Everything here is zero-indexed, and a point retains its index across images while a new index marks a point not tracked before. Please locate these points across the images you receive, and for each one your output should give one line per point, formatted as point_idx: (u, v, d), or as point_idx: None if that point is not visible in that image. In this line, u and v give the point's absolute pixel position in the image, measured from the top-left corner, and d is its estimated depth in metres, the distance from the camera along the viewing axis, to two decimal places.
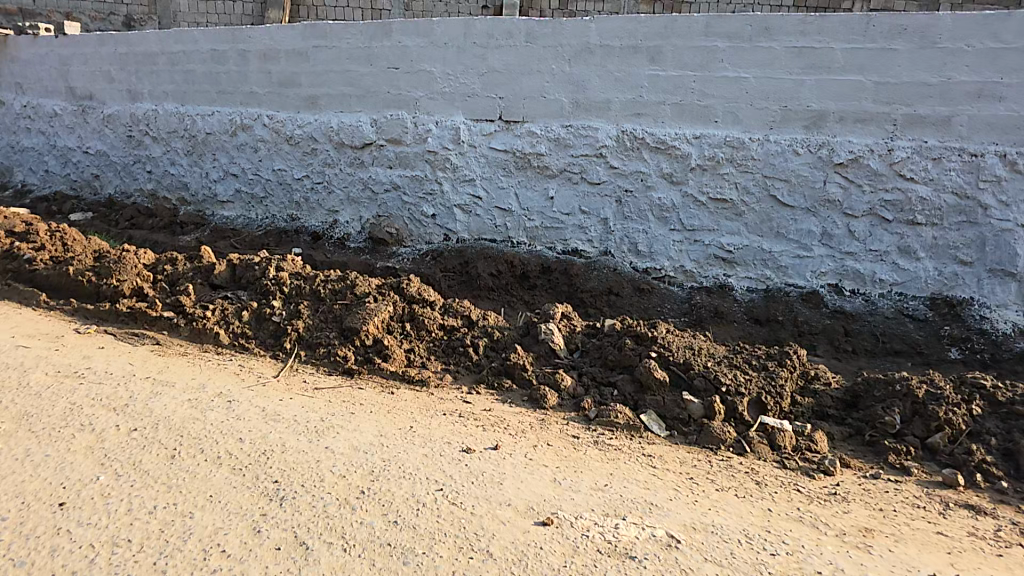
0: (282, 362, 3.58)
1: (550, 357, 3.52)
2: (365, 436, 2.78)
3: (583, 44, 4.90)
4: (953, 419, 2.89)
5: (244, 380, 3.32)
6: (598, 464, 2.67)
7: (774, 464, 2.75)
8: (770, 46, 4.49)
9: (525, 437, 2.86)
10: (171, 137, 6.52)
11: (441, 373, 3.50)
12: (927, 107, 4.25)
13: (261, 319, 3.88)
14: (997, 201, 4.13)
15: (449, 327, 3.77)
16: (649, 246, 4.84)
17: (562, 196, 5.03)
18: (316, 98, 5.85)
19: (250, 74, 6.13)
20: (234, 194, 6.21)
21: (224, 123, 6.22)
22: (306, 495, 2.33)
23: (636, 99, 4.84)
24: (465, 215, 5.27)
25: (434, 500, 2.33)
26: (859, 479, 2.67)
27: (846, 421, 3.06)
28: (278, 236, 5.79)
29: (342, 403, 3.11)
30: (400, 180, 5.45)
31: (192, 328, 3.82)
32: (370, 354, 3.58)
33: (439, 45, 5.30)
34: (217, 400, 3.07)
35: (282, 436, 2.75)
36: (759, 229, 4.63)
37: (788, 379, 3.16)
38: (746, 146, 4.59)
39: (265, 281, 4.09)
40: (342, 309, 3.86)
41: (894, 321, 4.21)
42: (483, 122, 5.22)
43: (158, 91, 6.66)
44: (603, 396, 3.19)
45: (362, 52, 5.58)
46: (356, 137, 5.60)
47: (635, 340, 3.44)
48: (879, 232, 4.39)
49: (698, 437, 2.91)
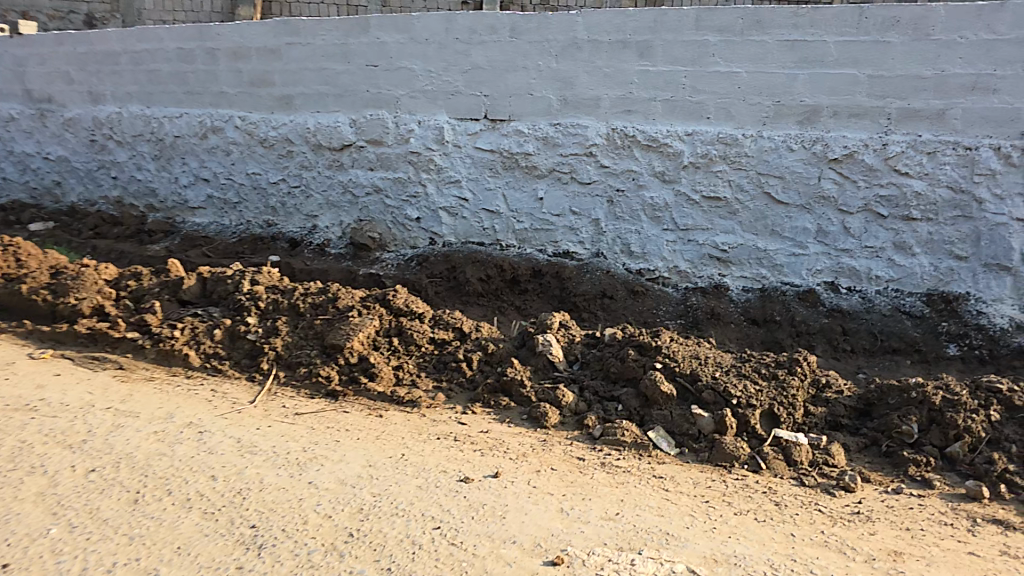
0: (261, 384, 3.35)
1: (548, 371, 3.33)
2: (352, 467, 2.59)
3: (569, 40, 4.71)
4: (972, 426, 2.69)
5: (218, 407, 3.09)
6: (605, 489, 2.48)
7: (791, 482, 2.57)
8: (762, 39, 4.35)
9: (526, 461, 2.67)
10: (137, 142, 6.22)
11: (434, 392, 3.30)
12: (922, 100, 4.14)
13: (236, 337, 3.64)
14: (993, 195, 4.03)
15: (440, 340, 3.57)
16: (641, 247, 4.64)
17: (552, 197, 4.83)
18: (289, 98, 5.59)
19: (220, 73, 5.83)
20: (206, 200, 5.91)
21: (193, 126, 5.93)
22: (288, 541, 2.14)
23: (626, 96, 4.66)
24: (450, 217, 5.05)
25: (431, 541, 2.14)
26: (881, 495, 2.49)
27: (861, 431, 2.87)
28: (253, 243, 5.50)
29: (327, 429, 2.90)
30: (382, 183, 5.22)
31: (158, 350, 3.57)
32: (356, 373, 3.37)
33: (419, 41, 5.08)
34: (187, 431, 2.85)
35: (260, 472, 2.54)
36: (754, 227, 4.46)
37: (801, 388, 2.98)
38: (739, 143, 4.44)
39: (239, 296, 3.84)
40: (324, 324, 3.62)
41: (891, 319, 4.07)
42: (466, 122, 5.02)
43: (122, 92, 6.33)
44: (607, 412, 3.02)
45: (338, 49, 5.33)
46: (334, 138, 5.35)
47: (638, 350, 3.24)
48: (875, 228, 4.25)
49: (710, 454, 2.74)
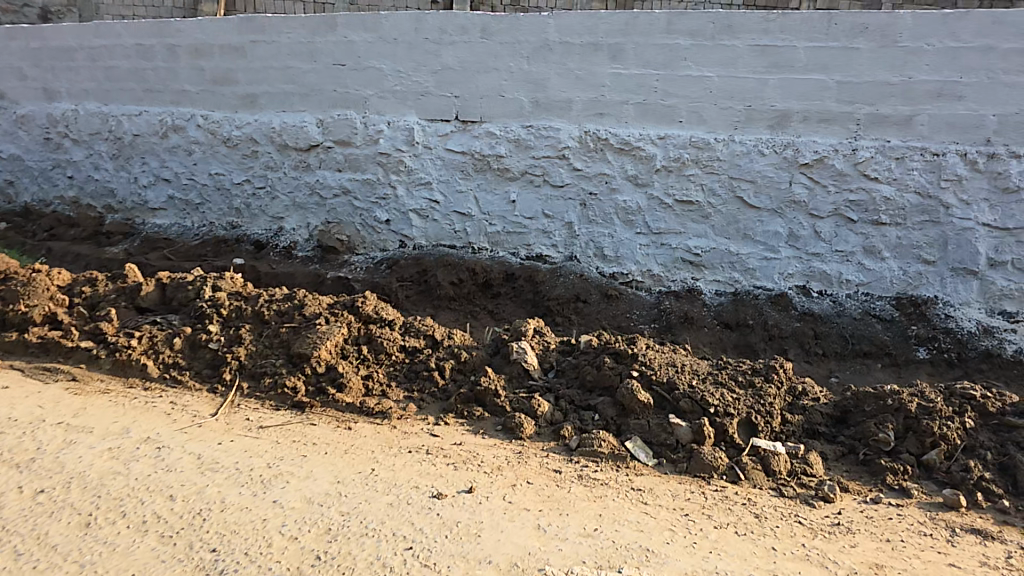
0: (222, 396, 3.20)
1: (523, 379, 3.24)
2: (319, 484, 2.47)
3: (541, 41, 4.65)
4: (948, 434, 2.70)
5: (177, 421, 2.94)
6: (584, 503, 2.41)
7: (771, 492, 2.53)
8: (733, 44, 4.34)
9: (501, 475, 2.58)
10: (94, 140, 5.96)
11: (405, 402, 3.19)
12: (890, 106, 4.18)
13: (196, 346, 3.47)
14: (959, 201, 4.09)
15: (411, 349, 3.46)
16: (614, 250, 4.59)
17: (524, 200, 4.76)
18: (253, 98, 5.42)
19: (181, 70, 5.61)
20: (166, 200, 5.69)
21: (153, 124, 5.71)
22: (251, 567, 2.02)
23: (598, 99, 4.62)
24: (420, 220, 4.94)
25: (402, 563, 2.04)
26: (860, 506, 2.46)
27: (837, 439, 2.85)
28: (216, 245, 5.30)
29: (292, 443, 2.78)
30: (350, 184, 5.08)
31: (114, 360, 3.39)
32: (324, 383, 3.24)
33: (387, 40, 4.95)
34: (143, 447, 2.70)
35: (221, 491, 2.41)
36: (726, 231, 4.45)
37: (777, 396, 2.96)
38: (711, 147, 4.43)
39: (200, 303, 3.67)
40: (289, 333, 3.48)
41: (862, 323, 4.08)
42: (437, 123, 4.92)
43: (77, 89, 6.07)
44: (583, 422, 2.95)
45: (304, 47, 5.17)
46: (301, 138, 5.20)
47: (614, 358, 3.20)
48: (845, 233, 4.28)
49: (688, 465, 2.68)
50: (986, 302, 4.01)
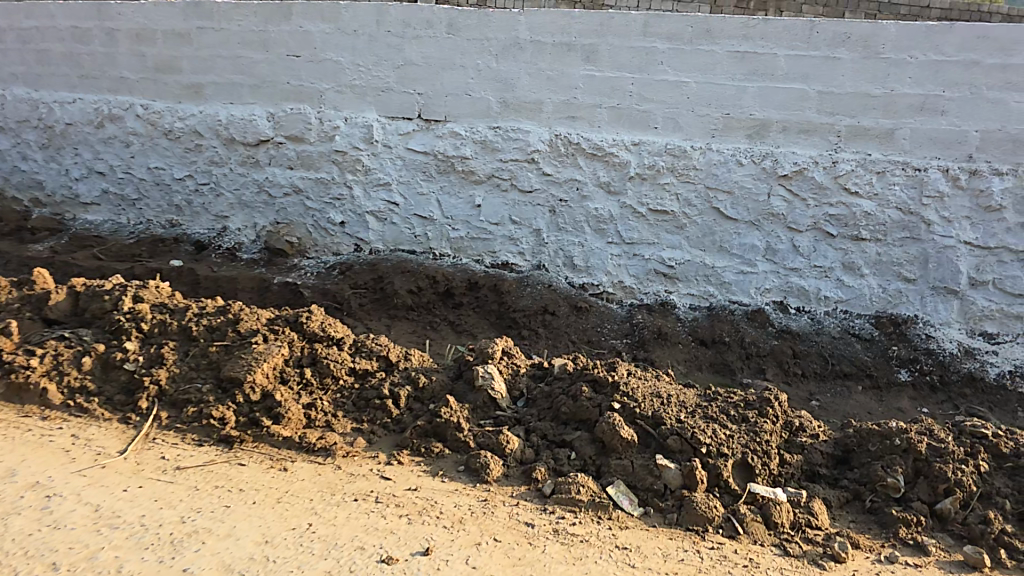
0: (136, 428, 2.71)
1: (488, 409, 2.85)
2: (241, 546, 2.03)
3: (511, 40, 4.28)
4: (963, 480, 2.44)
5: (76, 460, 2.45)
6: (563, 568, 2.04)
7: (775, 551, 2.22)
8: (711, 49, 4.06)
9: (464, 530, 2.19)
10: (21, 128, 5.34)
11: (353, 436, 2.77)
12: (871, 119, 3.95)
13: (109, 367, 2.96)
14: (940, 218, 3.87)
15: (362, 372, 3.02)
16: (585, 260, 4.26)
17: (489, 205, 4.38)
18: (196, 87, 4.89)
19: (120, 56, 5.04)
20: (99, 195, 5.12)
21: (87, 113, 5.13)
22: None
23: (570, 101, 4.28)
24: (377, 222, 4.52)
25: None
26: (875, 567, 2.17)
27: (840, 483, 2.56)
28: (152, 245, 4.75)
29: (214, 491, 2.33)
30: (301, 183, 4.63)
31: (8, 383, 2.86)
32: (257, 413, 2.78)
33: (346, 32, 4.51)
34: (28, 497, 2.21)
35: (118, 557, 1.96)
36: (701, 243, 4.16)
37: (774, 434, 2.63)
38: (687, 155, 4.13)
39: (116, 316, 3.14)
40: (220, 353, 3.00)
41: (841, 342, 3.84)
42: (398, 121, 4.50)
43: (5, 73, 5.42)
44: (558, 462, 2.59)
45: (254, 36, 4.68)
46: (248, 133, 4.72)
47: (592, 386, 2.83)
48: (824, 248, 4.03)
49: (678, 516, 2.35)
50: (967, 323, 3.82)
